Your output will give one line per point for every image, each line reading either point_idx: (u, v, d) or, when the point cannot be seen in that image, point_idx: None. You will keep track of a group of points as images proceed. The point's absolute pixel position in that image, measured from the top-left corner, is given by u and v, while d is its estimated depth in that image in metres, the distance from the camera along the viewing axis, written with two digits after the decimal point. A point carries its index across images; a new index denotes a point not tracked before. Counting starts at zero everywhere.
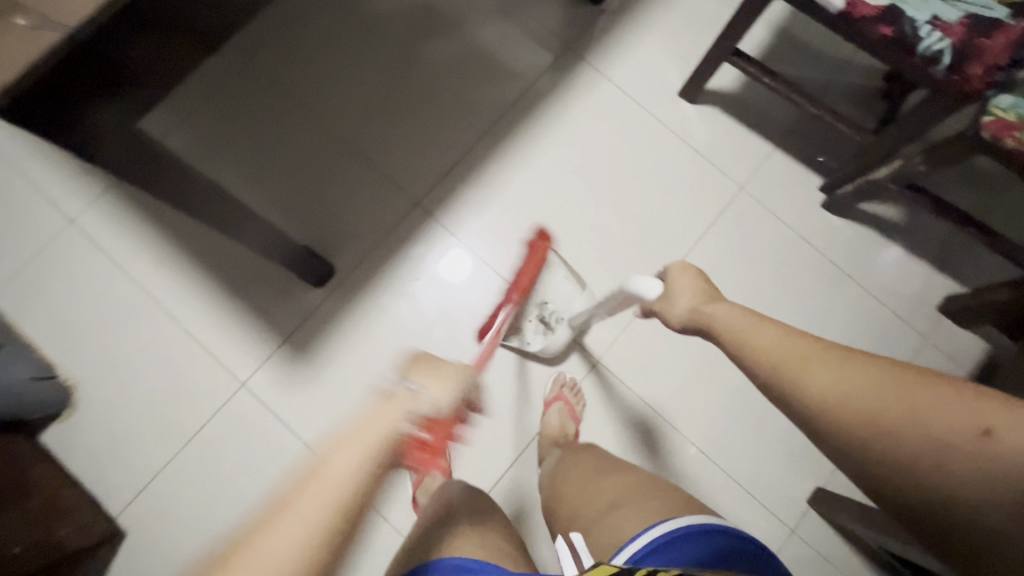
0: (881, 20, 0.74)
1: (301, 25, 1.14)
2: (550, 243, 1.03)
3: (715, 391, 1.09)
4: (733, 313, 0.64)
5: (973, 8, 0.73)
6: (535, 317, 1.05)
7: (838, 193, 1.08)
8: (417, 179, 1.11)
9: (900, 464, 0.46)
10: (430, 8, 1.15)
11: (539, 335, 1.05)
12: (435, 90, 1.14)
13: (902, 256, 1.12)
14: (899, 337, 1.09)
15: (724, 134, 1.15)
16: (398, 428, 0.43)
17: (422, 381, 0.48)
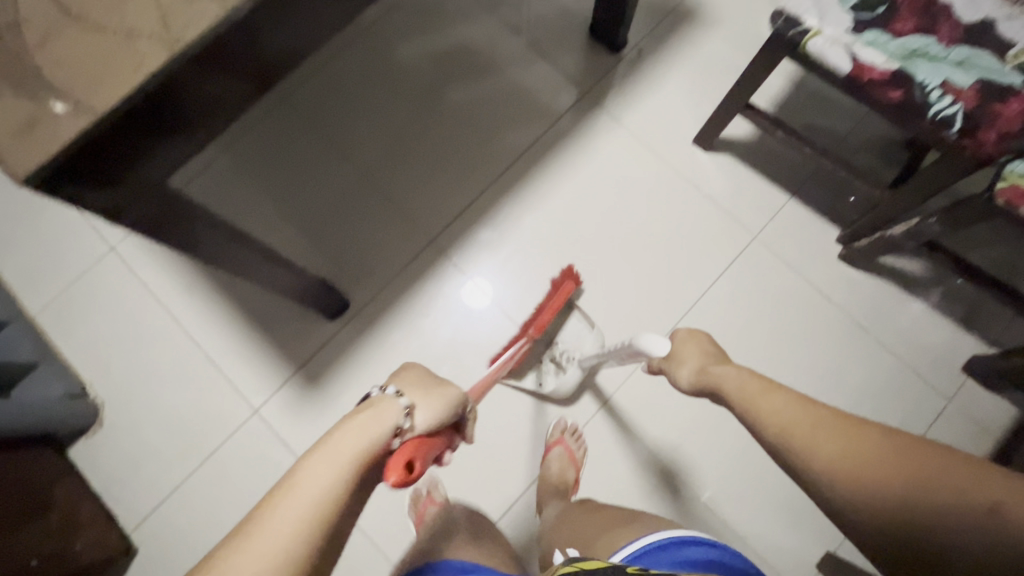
0: (889, 85, 0.74)
1: (331, 69, 1.21)
2: (575, 281, 1.06)
3: (725, 441, 1.06)
4: (732, 374, 0.63)
5: (986, 73, 0.72)
6: (547, 357, 1.08)
7: (855, 245, 1.06)
8: (433, 220, 1.15)
9: (907, 543, 0.45)
10: (455, 57, 1.21)
11: (550, 376, 1.07)
12: (454, 135, 1.18)
13: (925, 311, 1.08)
14: (920, 396, 1.05)
15: (739, 182, 1.15)
16: (377, 440, 0.50)
17: (413, 396, 0.55)
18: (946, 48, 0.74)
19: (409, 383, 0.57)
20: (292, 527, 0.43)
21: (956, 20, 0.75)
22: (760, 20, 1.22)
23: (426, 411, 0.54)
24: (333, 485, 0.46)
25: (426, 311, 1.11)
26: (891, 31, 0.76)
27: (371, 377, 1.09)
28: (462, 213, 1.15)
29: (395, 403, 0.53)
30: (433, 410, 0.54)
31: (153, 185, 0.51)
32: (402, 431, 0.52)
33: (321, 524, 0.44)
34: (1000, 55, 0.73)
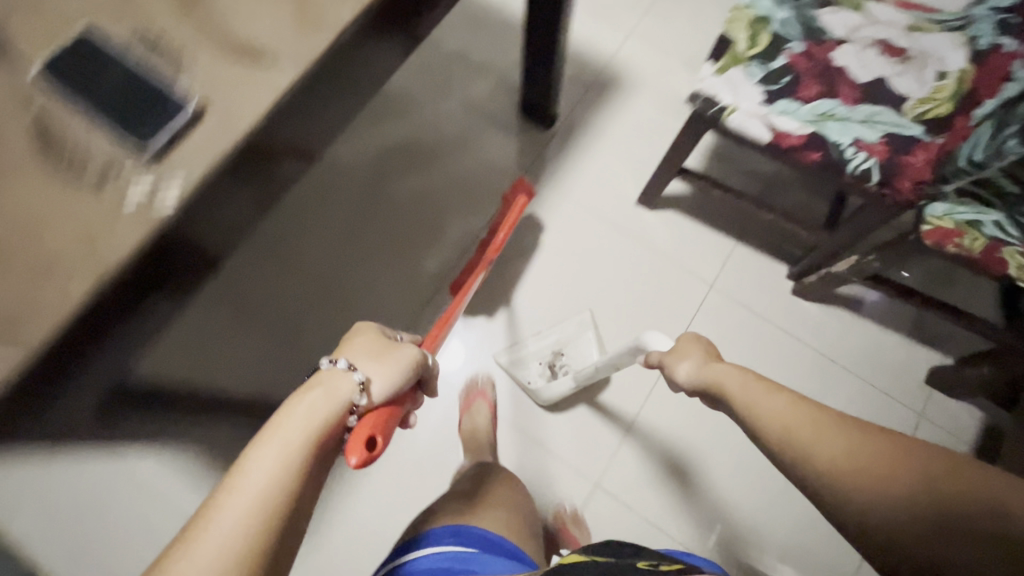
0: (808, 147, 0.80)
1: (293, 203, 1.19)
2: (527, 196, 0.99)
3: (723, 493, 1.06)
4: (733, 372, 0.63)
5: (891, 127, 0.78)
6: (545, 361, 1.10)
7: (805, 281, 1.10)
8: (395, 317, 1.13)
9: (914, 547, 0.44)
10: (393, 152, 1.22)
11: (542, 376, 1.09)
12: (403, 227, 1.18)
13: (880, 331, 1.13)
14: (894, 415, 1.09)
15: (686, 235, 1.19)
16: (337, 411, 0.52)
17: (367, 367, 0.55)
18: (850, 108, 0.80)
19: (363, 351, 0.57)
20: (248, 510, 0.44)
21: (853, 81, 0.82)
22: (675, 79, 1.29)
23: (379, 380, 0.55)
24: (284, 474, 0.47)
25: None
26: (798, 98, 0.81)
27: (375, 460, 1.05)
28: (429, 306, 1.14)
29: (349, 375, 0.54)
30: (386, 378, 0.56)
31: (79, 403, 0.46)
32: (356, 407, 0.54)
33: (271, 513, 0.45)
34: (899, 109, 0.79)
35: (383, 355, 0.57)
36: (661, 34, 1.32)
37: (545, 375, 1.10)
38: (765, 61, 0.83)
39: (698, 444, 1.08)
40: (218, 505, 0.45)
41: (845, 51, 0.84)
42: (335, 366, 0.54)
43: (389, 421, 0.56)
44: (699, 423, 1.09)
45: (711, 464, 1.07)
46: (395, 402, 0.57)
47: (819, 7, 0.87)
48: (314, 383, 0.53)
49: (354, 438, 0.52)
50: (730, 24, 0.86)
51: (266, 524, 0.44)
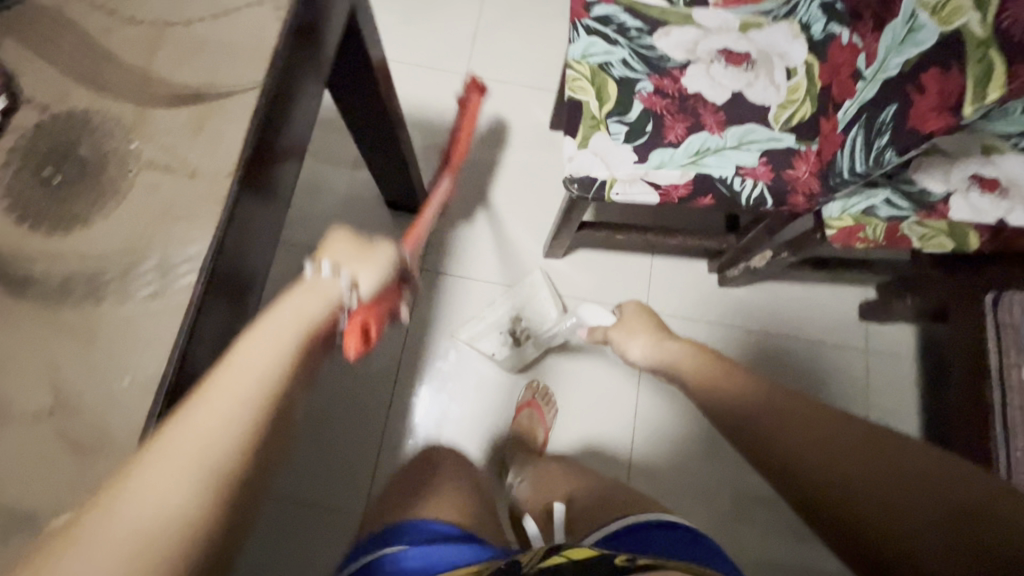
0: (697, 193, 0.76)
1: None
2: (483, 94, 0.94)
3: (733, 509, 1.05)
4: (700, 363, 0.75)
5: (765, 144, 0.75)
6: (506, 330, 1.10)
7: (727, 273, 1.11)
8: (348, 489, 1.02)
9: (816, 470, 0.52)
10: None
11: (504, 345, 1.09)
12: (322, 386, 1.08)
13: (805, 288, 1.17)
14: (847, 364, 1.14)
15: (604, 269, 1.16)
16: (324, 311, 0.41)
17: (356, 269, 0.45)
18: (721, 136, 0.76)
19: (345, 249, 0.46)
20: (229, 418, 0.32)
21: (712, 106, 0.78)
22: (532, 111, 1.22)
23: (368, 275, 0.45)
24: (280, 361, 0.36)
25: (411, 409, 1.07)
26: (669, 143, 0.76)
27: None
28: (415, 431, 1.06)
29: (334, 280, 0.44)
30: (373, 275, 0.45)
31: None
32: (346, 304, 0.44)
33: (252, 435, 0.32)
34: (765, 123, 0.76)
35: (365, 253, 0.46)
36: (500, 69, 1.24)
37: (507, 343, 1.10)
38: (621, 115, 0.77)
39: (694, 474, 1.07)
40: (152, 443, 0.30)
41: (692, 75, 0.79)
42: (318, 270, 0.44)
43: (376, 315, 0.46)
44: (688, 453, 1.08)
45: (714, 485, 1.07)
46: (384, 301, 0.48)
47: (649, 33, 0.80)
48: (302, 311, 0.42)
49: (347, 327, 0.44)
50: (572, 84, 0.78)
51: (255, 419, 0.32)
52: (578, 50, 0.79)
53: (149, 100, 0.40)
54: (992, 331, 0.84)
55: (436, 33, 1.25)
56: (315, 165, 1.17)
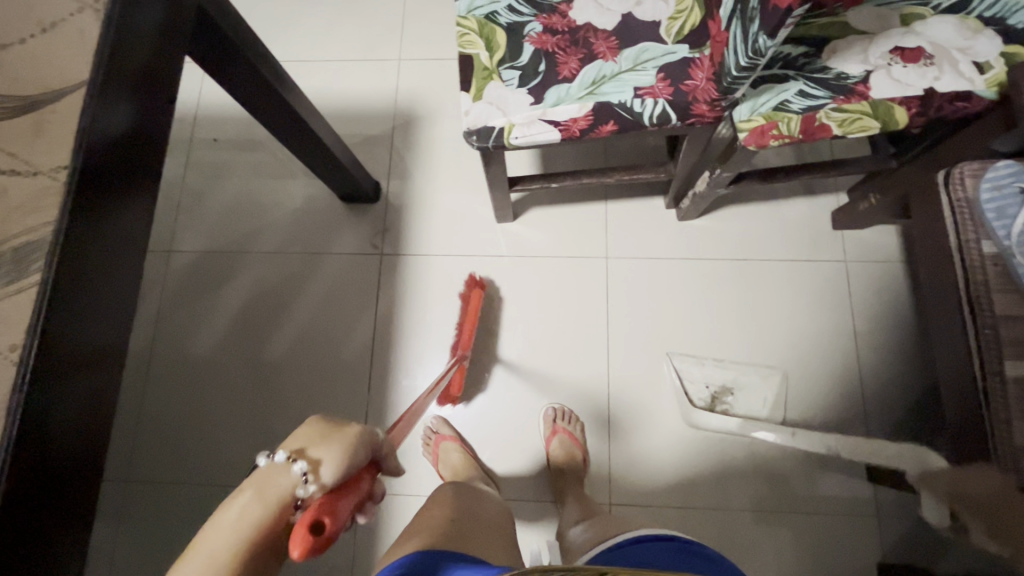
0: (599, 122, 0.75)
1: (209, 420, 1.09)
2: (479, 287, 1.10)
3: (723, 443, 1.04)
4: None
5: (660, 59, 0.74)
6: (709, 390, 1.07)
7: (683, 206, 1.08)
8: None
9: None
10: (253, 291, 1.14)
11: (705, 403, 1.06)
12: (297, 362, 1.11)
13: (773, 208, 1.13)
14: (827, 275, 1.10)
15: (561, 224, 1.14)
16: (289, 489, 0.45)
17: (317, 455, 0.47)
18: (615, 61, 0.75)
19: (307, 436, 0.48)
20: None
21: (603, 33, 0.77)
22: None
23: (323, 453, 0.47)
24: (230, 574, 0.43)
25: (397, 356, 1.11)
26: (564, 79, 0.76)
27: (404, 510, 1.04)
28: (377, 381, 1.09)
29: (290, 468, 0.45)
30: (335, 451, 0.47)
31: None
32: (303, 495, 0.45)
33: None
34: (657, 39, 0.74)
35: (332, 434, 0.48)
36: (430, 51, 1.26)
37: (705, 401, 1.06)
38: (513, 61, 0.77)
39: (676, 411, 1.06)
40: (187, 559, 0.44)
41: (579, 6, 0.78)
42: (272, 460, 0.46)
43: (344, 502, 0.45)
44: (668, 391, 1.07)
45: (700, 420, 1.05)
46: (355, 491, 0.47)
47: None
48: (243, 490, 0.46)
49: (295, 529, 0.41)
50: (461, 40, 0.79)
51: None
52: (463, 5, 0.80)
53: None
54: (948, 210, 0.79)
55: (364, 29, 1.28)
56: (267, 176, 1.21)
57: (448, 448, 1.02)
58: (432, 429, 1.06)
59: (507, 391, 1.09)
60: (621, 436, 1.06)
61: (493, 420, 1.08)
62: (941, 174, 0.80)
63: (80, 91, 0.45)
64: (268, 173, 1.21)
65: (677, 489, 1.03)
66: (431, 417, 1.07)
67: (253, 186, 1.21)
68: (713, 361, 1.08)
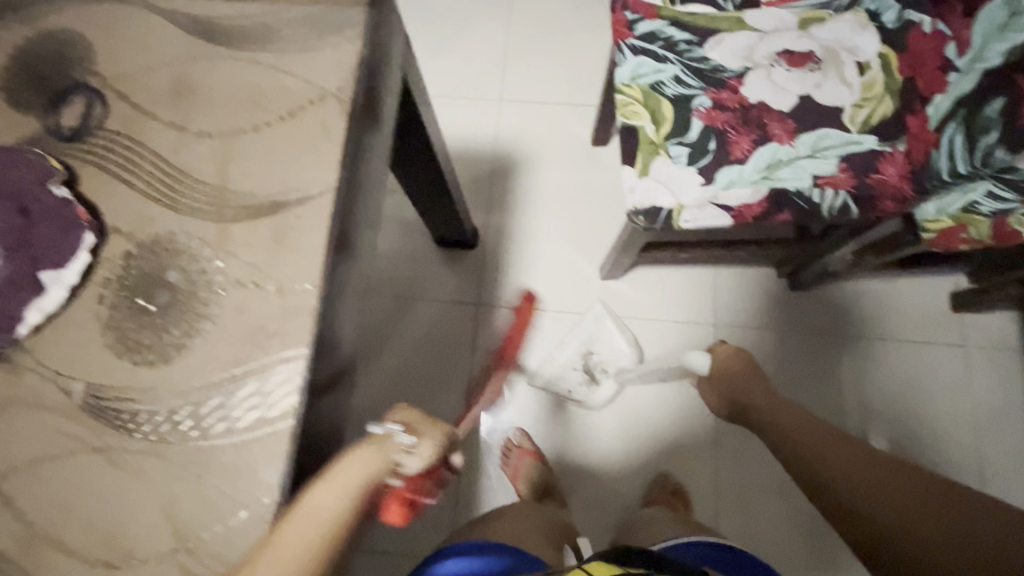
0: (773, 210, 0.71)
1: None
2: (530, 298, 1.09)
3: (595, 405, 1.04)
4: None
5: (842, 148, 0.70)
6: (580, 367, 1.06)
7: (800, 278, 1.04)
8: (426, 514, 1.01)
9: None
10: None
11: (583, 385, 1.05)
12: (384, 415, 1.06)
13: (887, 283, 1.09)
14: (942, 357, 1.05)
15: (665, 285, 1.10)
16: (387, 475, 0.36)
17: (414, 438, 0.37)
18: (792, 145, 0.71)
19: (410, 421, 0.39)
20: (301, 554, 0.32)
21: (778, 114, 0.72)
22: (571, 128, 1.19)
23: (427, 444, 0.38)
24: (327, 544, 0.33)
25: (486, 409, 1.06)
26: (736, 161, 0.71)
27: None
28: (468, 439, 1.04)
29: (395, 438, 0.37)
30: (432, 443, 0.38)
31: None
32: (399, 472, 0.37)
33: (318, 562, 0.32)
34: (840, 126, 0.70)
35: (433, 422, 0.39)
36: (533, 92, 1.22)
37: (583, 381, 1.06)
38: (680, 137, 0.72)
39: (548, 387, 1.06)
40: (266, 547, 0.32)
41: (752, 82, 0.74)
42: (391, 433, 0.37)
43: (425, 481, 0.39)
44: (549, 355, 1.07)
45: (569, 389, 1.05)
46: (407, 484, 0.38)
47: (700, 45, 0.76)
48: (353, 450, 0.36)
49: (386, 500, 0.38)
50: (624, 109, 0.75)
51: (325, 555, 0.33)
52: (626, 73, 0.76)
53: (230, 214, 0.40)
54: None
55: (465, 65, 1.25)
56: None
57: (524, 461, 0.98)
58: (514, 442, 1.01)
59: (607, 458, 1.03)
60: (725, 514, 1.00)
61: (593, 489, 1.02)
62: None
63: (326, 196, 0.40)
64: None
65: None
66: (514, 429, 1.02)
67: None
68: (590, 334, 1.08)
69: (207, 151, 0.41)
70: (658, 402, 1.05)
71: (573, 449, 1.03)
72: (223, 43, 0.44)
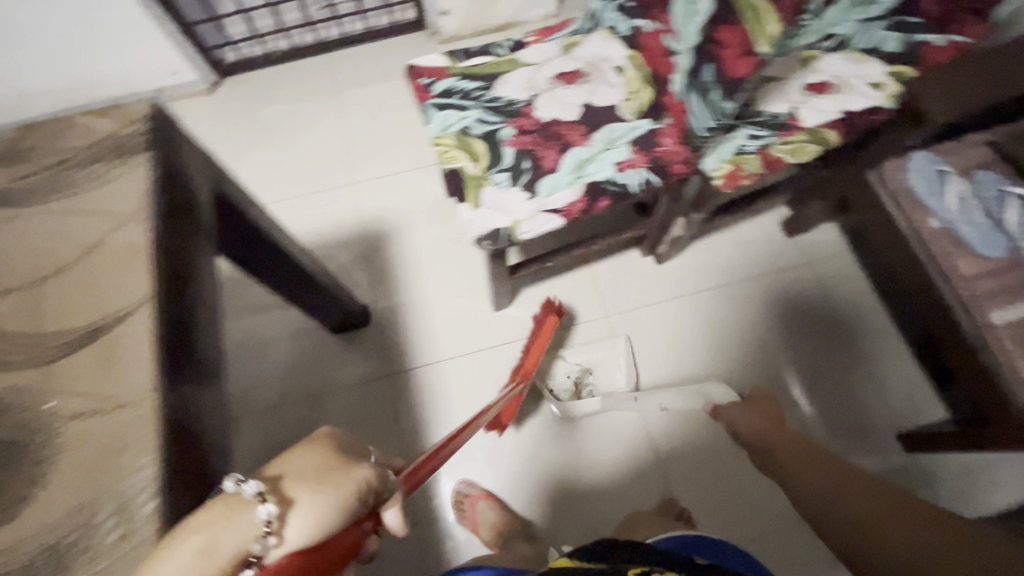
0: (594, 200, 0.81)
1: None
2: (553, 313, 1.11)
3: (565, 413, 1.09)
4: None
5: (629, 135, 0.82)
6: (573, 376, 1.13)
7: (659, 251, 1.16)
8: None
9: None
10: (257, 451, 1.06)
11: (567, 392, 1.11)
12: None
13: (732, 232, 1.24)
14: (797, 279, 1.21)
15: (553, 297, 1.18)
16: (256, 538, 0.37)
17: (302, 497, 0.39)
18: (590, 144, 0.82)
19: (304, 476, 0.41)
20: None
21: (570, 123, 0.84)
22: (426, 189, 1.27)
23: (303, 515, 0.38)
24: None
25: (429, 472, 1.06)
26: (550, 170, 0.81)
27: None
28: (418, 507, 1.04)
29: (254, 511, 0.38)
30: (314, 513, 0.39)
31: None
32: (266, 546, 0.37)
33: None
34: (619, 119, 0.83)
35: (326, 476, 0.41)
36: (382, 168, 1.30)
37: (570, 388, 1.12)
38: (498, 165, 0.82)
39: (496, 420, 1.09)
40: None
41: (541, 105, 0.86)
42: (241, 488, 0.38)
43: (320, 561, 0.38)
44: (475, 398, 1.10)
45: (555, 390, 1.12)
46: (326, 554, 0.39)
47: (490, 88, 0.88)
48: (209, 508, 0.39)
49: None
50: (444, 156, 0.84)
51: None
52: (436, 126, 0.85)
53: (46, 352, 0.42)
54: (890, 202, 0.91)
55: (312, 163, 1.31)
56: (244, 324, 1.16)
57: (481, 507, 0.99)
58: (463, 492, 1.02)
59: (554, 473, 1.07)
60: (674, 482, 1.06)
61: (551, 505, 1.05)
62: (870, 173, 0.92)
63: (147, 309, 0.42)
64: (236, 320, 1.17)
65: (749, 520, 1.03)
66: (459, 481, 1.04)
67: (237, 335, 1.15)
68: (539, 357, 1.14)
69: (23, 305, 0.43)
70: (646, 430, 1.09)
71: (522, 475, 1.06)
72: (19, 206, 0.47)
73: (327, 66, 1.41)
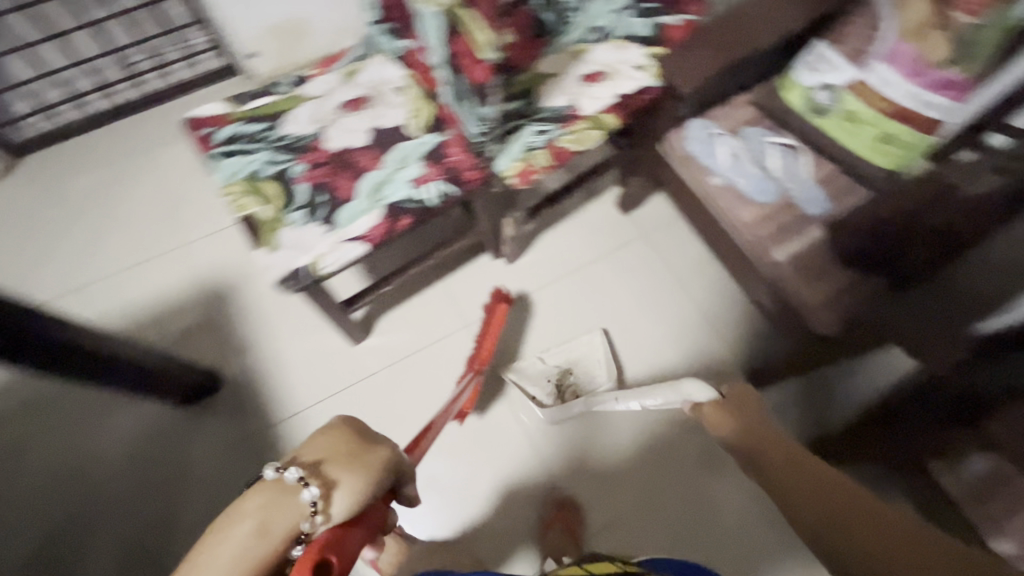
0: (395, 221, 0.81)
1: None
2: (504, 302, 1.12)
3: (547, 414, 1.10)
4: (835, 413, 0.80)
5: (418, 151, 0.84)
6: (553, 380, 1.14)
7: (505, 251, 1.19)
8: None
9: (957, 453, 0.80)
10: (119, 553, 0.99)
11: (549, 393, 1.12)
12: None
13: (575, 217, 1.29)
14: (641, 249, 1.27)
15: (412, 317, 1.18)
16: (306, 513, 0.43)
17: (345, 475, 0.46)
18: (383, 166, 0.83)
19: (337, 460, 0.47)
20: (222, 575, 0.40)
21: (360, 148, 0.84)
22: None
23: (343, 493, 0.45)
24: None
25: None
26: (346, 199, 0.81)
27: None
28: None
29: (299, 495, 0.44)
30: (354, 490, 0.46)
31: None
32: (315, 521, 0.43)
33: None
34: (406, 137, 0.85)
35: (358, 457, 0.47)
36: (212, 222, 1.23)
37: (551, 392, 1.13)
38: (292, 203, 0.80)
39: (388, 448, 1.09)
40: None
41: (329, 135, 0.85)
42: (283, 475, 0.45)
43: (354, 533, 0.45)
44: None
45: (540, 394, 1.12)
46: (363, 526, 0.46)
47: (275, 127, 0.86)
48: (256, 492, 0.45)
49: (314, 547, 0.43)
50: (236, 204, 0.81)
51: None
52: (223, 176, 0.83)
53: None
54: (681, 169, 0.99)
55: (134, 232, 1.23)
56: (82, 420, 1.08)
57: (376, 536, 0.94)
58: None
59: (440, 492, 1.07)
60: (555, 469, 1.09)
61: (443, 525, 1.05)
62: (659, 145, 1.02)
63: None
64: (64, 422, 1.07)
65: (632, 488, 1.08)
66: None
67: (59, 445, 1.06)
68: (406, 381, 1.13)
69: None
70: (626, 422, 1.11)
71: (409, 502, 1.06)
72: None
73: (134, 127, 1.33)
